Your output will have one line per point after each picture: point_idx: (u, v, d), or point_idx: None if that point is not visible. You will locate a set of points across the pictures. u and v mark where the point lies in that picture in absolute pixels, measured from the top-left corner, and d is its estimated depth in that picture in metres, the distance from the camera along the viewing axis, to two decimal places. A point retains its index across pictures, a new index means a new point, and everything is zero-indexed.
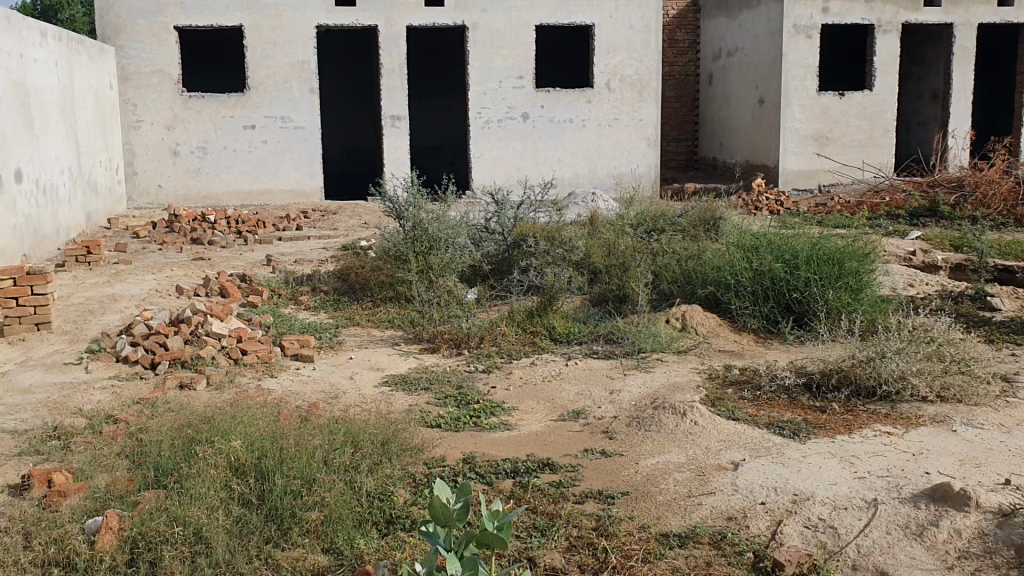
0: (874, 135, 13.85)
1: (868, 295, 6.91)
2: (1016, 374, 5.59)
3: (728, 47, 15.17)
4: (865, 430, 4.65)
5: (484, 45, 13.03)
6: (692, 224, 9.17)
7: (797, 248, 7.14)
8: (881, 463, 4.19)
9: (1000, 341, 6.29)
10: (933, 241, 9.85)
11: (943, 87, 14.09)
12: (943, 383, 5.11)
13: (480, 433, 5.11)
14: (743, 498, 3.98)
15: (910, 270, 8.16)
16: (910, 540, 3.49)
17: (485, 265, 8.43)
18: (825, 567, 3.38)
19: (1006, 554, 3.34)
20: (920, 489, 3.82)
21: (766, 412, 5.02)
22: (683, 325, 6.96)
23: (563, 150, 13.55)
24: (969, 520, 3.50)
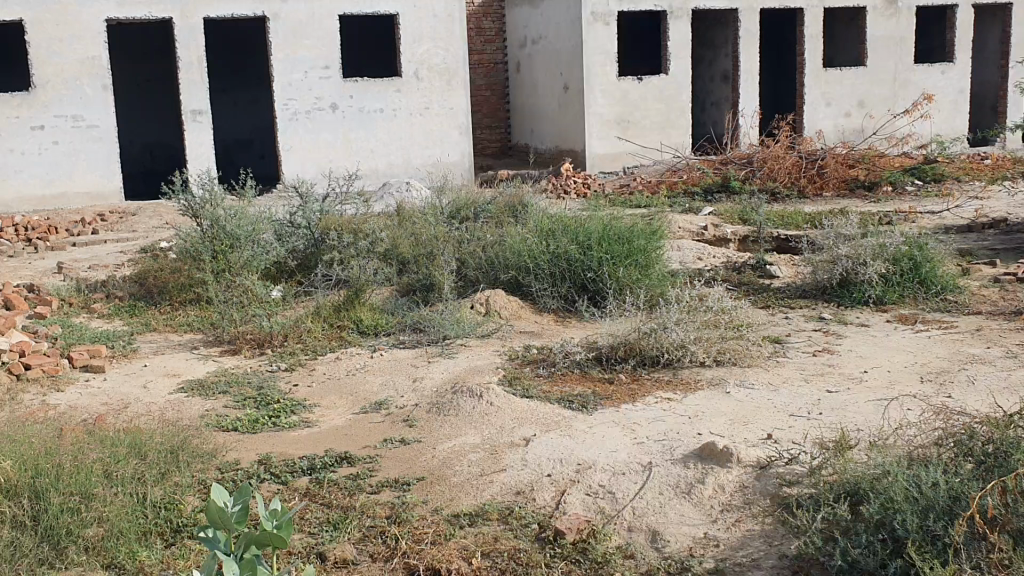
0: (671, 117, 14.51)
1: (657, 271, 7.25)
2: (787, 335, 6.02)
3: (531, 34, 15.45)
4: (647, 398, 4.91)
5: (286, 36, 12.74)
6: (500, 210, 9.27)
7: (590, 229, 7.44)
8: (660, 428, 4.43)
9: (775, 306, 6.77)
10: (723, 216, 10.43)
11: (732, 69, 14.87)
12: (719, 349, 5.46)
13: (278, 433, 5.04)
14: (531, 472, 4.12)
15: (700, 245, 8.61)
16: (679, 498, 3.76)
17: (290, 261, 8.25)
18: (601, 532, 3.61)
19: (762, 504, 3.64)
20: (690, 449, 4.08)
21: (559, 389, 5.20)
22: (487, 309, 7.09)
23: (374, 140, 13.45)
24: (732, 475, 3.79)
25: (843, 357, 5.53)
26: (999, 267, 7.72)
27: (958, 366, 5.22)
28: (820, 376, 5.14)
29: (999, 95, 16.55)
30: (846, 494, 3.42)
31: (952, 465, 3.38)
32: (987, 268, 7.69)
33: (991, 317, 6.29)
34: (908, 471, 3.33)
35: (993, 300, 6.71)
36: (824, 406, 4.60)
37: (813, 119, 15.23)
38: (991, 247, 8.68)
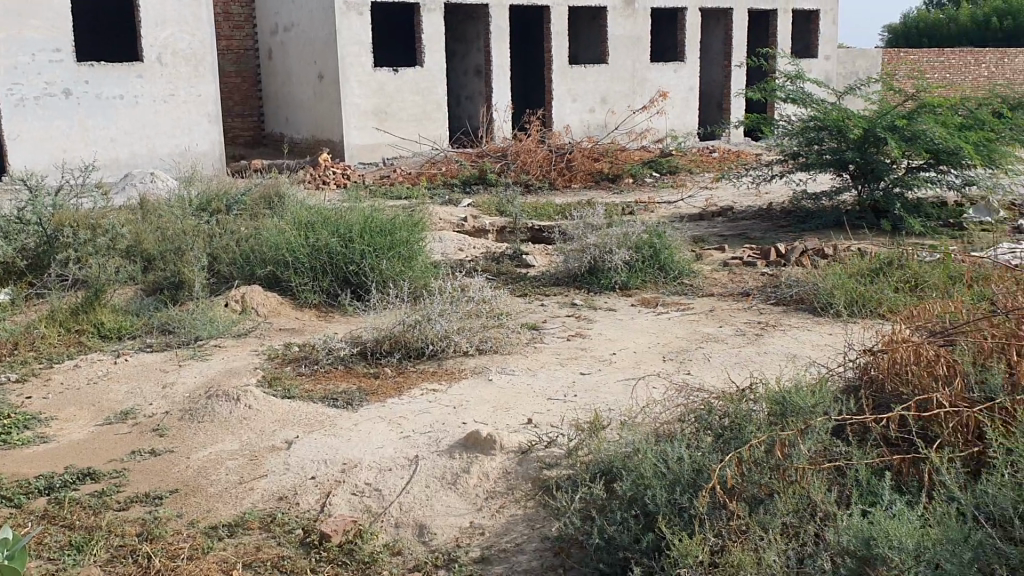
0: (428, 110, 14.61)
1: (419, 263, 7.24)
2: (544, 322, 6.23)
3: (283, 21, 14.98)
4: (412, 390, 4.91)
5: (10, 15, 11.53)
6: (255, 202, 8.92)
7: (350, 222, 7.32)
8: (425, 420, 4.45)
9: (531, 294, 6.99)
10: (480, 207, 10.63)
11: (485, 64, 15.13)
12: (480, 338, 5.56)
13: (10, 452, 4.59)
14: (293, 476, 4.01)
15: (459, 236, 8.75)
16: (445, 489, 3.81)
17: (20, 261, 7.52)
18: (368, 531, 3.60)
19: (524, 488, 3.75)
20: (454, 440, 4.13)
21: (322, 386, 5.10)
22: (243, 307, 6.82)
23: (114, 128, 12.57)
24: (495, 462, 3.87)
25: (594, 340, 5.81)
26: (727, 252, 8.38)
27: (696, 344, 5.63)
28: (574, 360, 5.36)
29: (724, 92, 17.89)
30: (601, 473, 3.57)
31: (694, 440, 3.60)
32: (717, 253, 8.33)
33: (722, 298, 6.81)
34: (657, 448, 3.52)
35: (723, 282, 7.28)
36: (579, 388, 4.80)
37: (561, 114, 15.80)
38: (720, 234, 9.41)
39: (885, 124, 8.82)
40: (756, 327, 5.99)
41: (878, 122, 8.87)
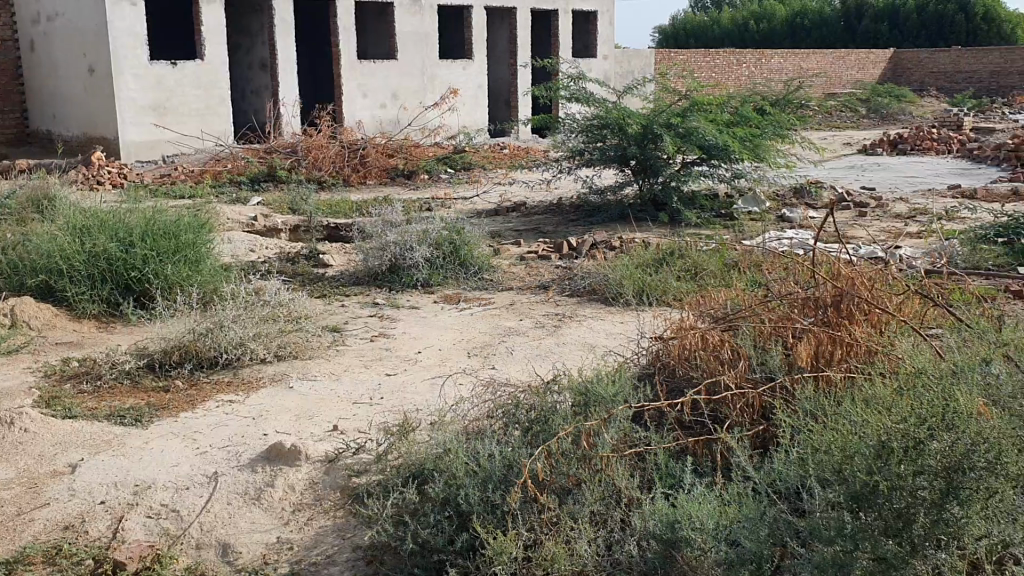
0: (211, 104, 14.01)
1: (208, 266, 6.89)
2: (345, 324, 6.11)
3: (45, 10, 13.89)
4: (209, 403, 4.68)
5: None
6: (21, 205, 8.23)
7: (131, 225, 6.87)
8: (223, 434, 4.25)
9: (330, 295, 6.85)
10: (272, 206, 10.30)
11: (270, 58, 14.61)
12: (279, 344, 5.36)
13: None
14: (80, 503, 3.73)
15: (251, 237, 8.46)
16: (249, 505, 3.67)
17: None
18: (166, 555, 3.41)
19: (333, 498, 3.66)
20: (256, 453, 4.00)
21: (108, 404, 4.74)
22: (12, 321, 6.24)
23: None
24: (301, 474, 3.78)
25: (398, 339, 5.75)
26: (524, 246, 8.53)
27: (498, 339, 5.69)
28: (377, 361, 5.28)
29: (511, 89, 18.23)
30: (411, 476, 3.53)
31: (501, 435, 3.62)
32: (513, 248, 8.46)
33: (521, 292, 6.93)
34: (466, 447, 3.52)
35: (521, 276, 7.40)
36: (384, 390, 4.73)
37: (351, 109, 15.47)
38: (515, 229, 9.58)
39: (662, 121, 9.30)
40: (554, 319, 6.13)
41: (655, 120, 9.35)
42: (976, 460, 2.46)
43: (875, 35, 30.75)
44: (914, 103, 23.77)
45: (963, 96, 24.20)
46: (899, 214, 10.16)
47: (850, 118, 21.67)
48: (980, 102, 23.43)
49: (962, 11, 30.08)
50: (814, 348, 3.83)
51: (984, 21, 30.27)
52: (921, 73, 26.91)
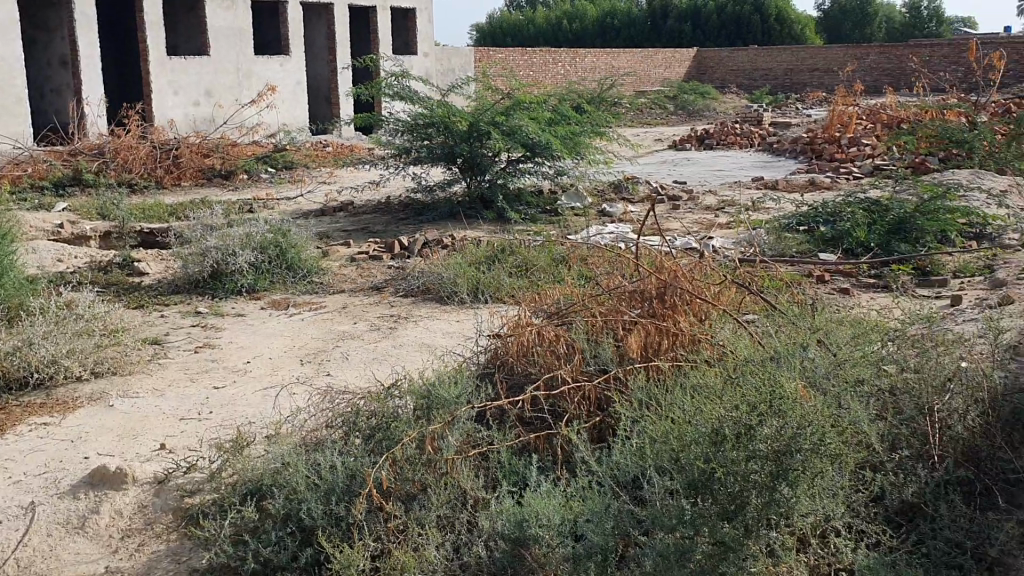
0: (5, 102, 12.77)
1: (12, 279, 6.36)
2: (167, 335, 5.84)
3: None
4: (19, 427, 4.34)
5: None
6: None
7: None
8: (38, 460, 3.96)
9: (149, 305, 6.53)
10: (79, 211, 9.69)
11: (71, 54, 13.71)
12: (95, 360, 5.04)
13: None
14: None
15: (58, 245, 7.94)
16: (72, 536, 3.46)
17: None
18: None
19: (165, 521, 3.48)
20: (78, 478, 3.76)
21: None
22: None
23: None
24: (129, 497, 3.58)
25: (225, 349, 5.53)
26: (353, 247, 8.41)
27: (332, 344, 5.59)
28: (205, 374, 5.07)
29: (331, 87, 17.89)
30: (248, 494, 3.41)
31: (342, 444, 3.55)
32: (342, 249, 8.33)
33: (352, 294, 6.82)
34: (305, 460, 3.43)
35: (352, 278, 7.28)
36: (214, 404, 4.54)
37: (161, 106, 14.65)
38: (342, 229, 9.42)
39: (487, 119, 9.37)
40: (389, 320, 6.06)
41: (481, 117, 9.40)
42: (801, 442, 2.59)
43: (680, 35, 32.20)
44: (719, 99, 25.04)
45: (761, 92, 25.69)
46: (710, 206, 10.69)
47: (661, 114, 22.58)
48: (777, 99, 24.97)
49: (758, 12, 31.94)
50: (644, 339, 3.95)
51: (777, 22, 32.25)
52: (723, 72, 28.37)
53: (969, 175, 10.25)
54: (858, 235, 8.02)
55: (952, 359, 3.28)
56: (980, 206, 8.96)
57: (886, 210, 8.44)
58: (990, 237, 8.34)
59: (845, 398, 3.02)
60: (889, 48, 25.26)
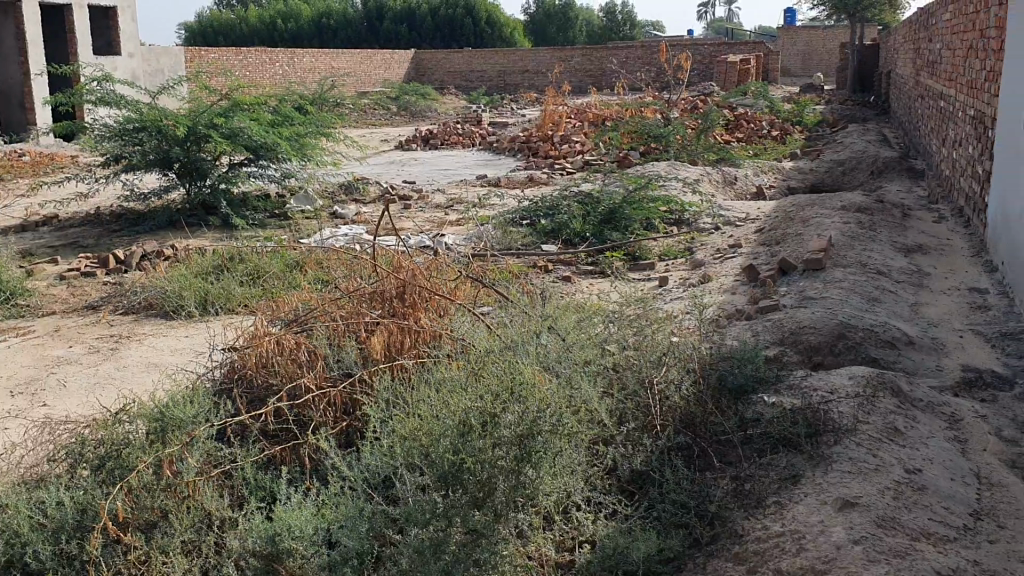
0: None
1: None
2: None
3: None
4: None
5: None
6: None
7: None
8: None
9: None
10: None
11: None
12: None
13: None
14: None
15: None
16: None
17: None
18: None
19: None
20: None
21: None
22: None
23: None
24: None
25: None
26: (63, 264, 7.77)
27: (47, 370, 5.14)
28: None
29: (23, 90, 16.30)
30: None
31: (68, 478, 3.29)
32: (50, 267, 7.66)
33: (65, 316, 6.30)
34: (27, 500, 3.15)
35: (64, 298, 6.72)
36: None
37: None
38: (47, 245, 8.66)
39: (204, 122, 8.95)
40: (109, 341, 5.67)
41: (197, 121, 8.96)
42: (541, 425, 2.71)
43: (397, 38, 32.53)
44: (438, 100, 25.53)
45: (478, 93, 26.50)
46: (439, 205, 10.92)
47: (384, 115, 22.69)
48: (493, 99, 25.86)
49: (470, 15, 32.89)
50: (386, 339, 3.98)
51: (488, 25, 33.40)
52: (441, 73, 28.96)
53: (667, 166, 11.17)
54: (575, 227, 8.51)
55: (667, 341, 3.63)
56: (679, 195, 9.81)
57: (599, 202, 9.01)
58: (687, 222, 9.16)
59: (576, 379, 3.21)
60: (592, 49, 26.94)
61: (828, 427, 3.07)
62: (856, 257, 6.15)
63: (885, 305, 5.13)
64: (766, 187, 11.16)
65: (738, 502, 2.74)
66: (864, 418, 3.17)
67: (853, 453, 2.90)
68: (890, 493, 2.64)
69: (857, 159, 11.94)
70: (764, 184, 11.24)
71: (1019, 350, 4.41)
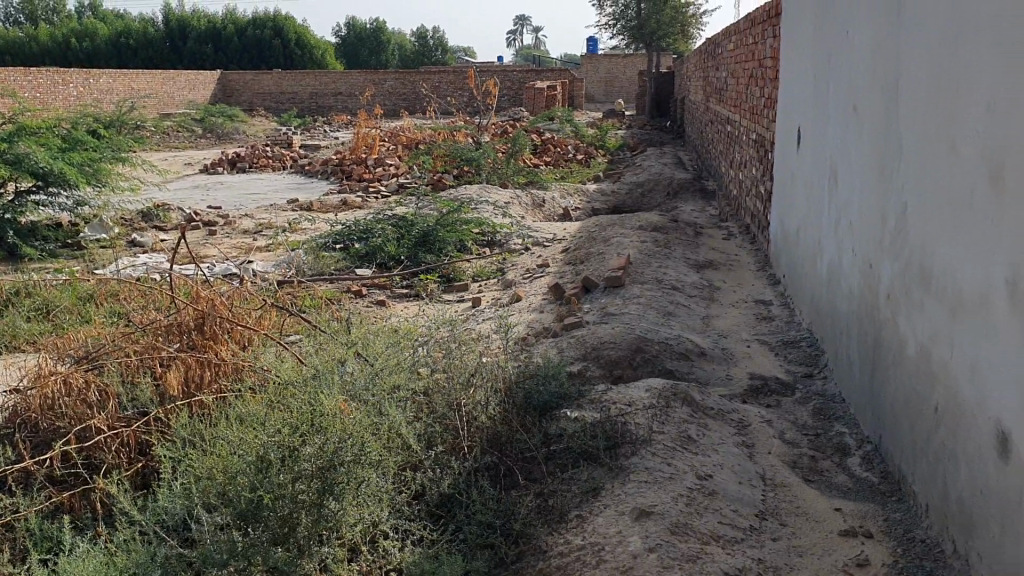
0: None
1: None
2: None
3: None
4: None
5: None
6: None
7: None
8: None
9: None
10: None
11: None
12: None
13: None
14: None
15: None
16: None
17: None
18: None
19: None
20: None
21: None
22: None
23: None
24: None
25: None
26: None
27: None
28: None
29: None
30: None
31: None
32: None
33: None
34: None
35: None
36: None
37: None
38: None
39: None
40: None
41: None
42: (344, 455, 2.67)
43: (202, 58, 31.50)
44: (247, 122, 24.87)
45: (288, 115, 26.01)
46: (247, 230, 10.63)
47: (189, 137, 21.87)
48: (303, 121, 25.45)
49: (278, 36, 32.28)
50: (184, 374, 3.81)
51: (297, 47, 32.89)
52: (249, 95, 28.22)
53: (478, 189, 11.33)
54: (390, 250, 8.47)
55: (474, 365, 3.68)
56: (489, 216, 9.97)
57: (412, 225, 9.02)
58: (498, 243, 9.32)
59: (383, 405, 3.19)
60: (404, 73, 27.03)
61: (627, 439, 3.19)
62: (654, 274, 6.45)
63: (679, 319, 5.41)
64: (572, 208, 11.54)
65: (542, 519, 2.79)
66: (659, 429, 3.32)
67: (650, 463, 3.02)
68: (683, 500, 2.77)
69: (656, 181, 12.54)
70: (570, 206, 11.61)
71: (799, 357, 4.76)
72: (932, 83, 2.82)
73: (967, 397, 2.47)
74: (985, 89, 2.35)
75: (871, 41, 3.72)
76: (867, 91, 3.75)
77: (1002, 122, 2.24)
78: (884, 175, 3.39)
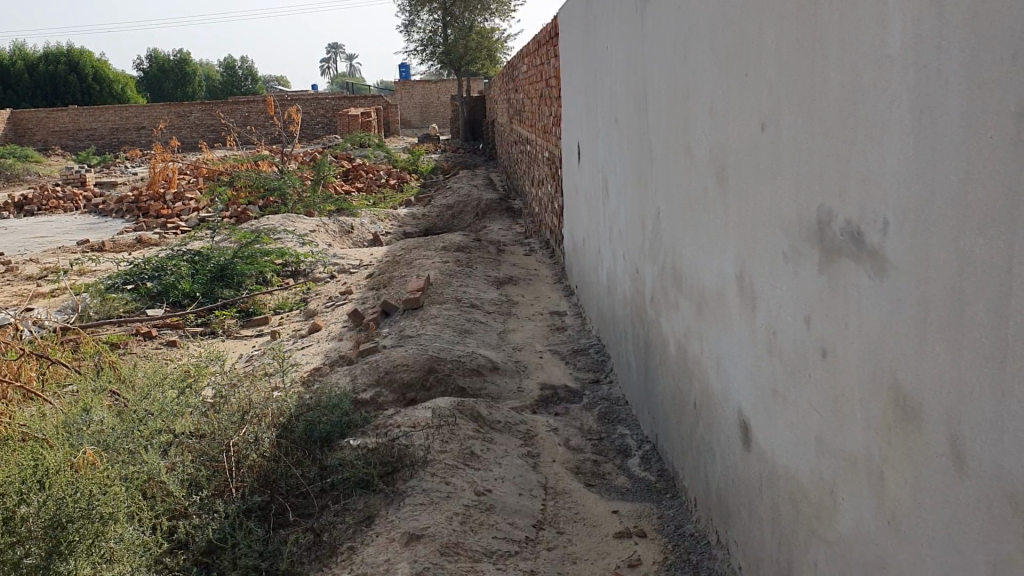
0: None
1: None
2: None
3: None
4: None
5: None
6: None
7: None
8: None
9: None
10: None
11: None
12: None
13: None
14: None
15: None
16: None
17: None
18: None
19: None
20: None
21: None
22: None
23: None
24: None
25: None
26: None
27: None
28: None
29: None
30: None
31: None
32: None
33: None
34: None
35: None
36: None
37: None
38: None
39: None
40: None
41: None
42: (69, 512, 2.48)
43: None
44: (39, 161, 23.30)
45: (86, 153, 24.54)
46: (31, 275, 9.91)
47: None
48: (102, 157, 24.08)
49: (72, 70, 30.44)
50: None
51: (94, 81, 31.04)
52: (43, 133, 26.47)
53: (281, 218, 11.01)
54: (183, 286, 8.04)
55: (247, 403, 3.51)
56: (292, 246, 9.68)
57: (208, 258, 8.62)
58: (303, 272, 9.04)
59: (140, 453, 3.00)
60: (209, 104, 26.02)
61: (405, 463, 3.10)
62: (452, 292, 6.43)
63: (474, 336, 5.41)
64: (382, 233, 11.39)
65: (312, 556, 2.69)
66: (441, 447, 3.25)
67: (426, 484, 2.95)
68: (456, 518, 2.74)
69: (464, 203, 12.56)
70: (379, 231, 11.46)
71: (587, 364, 4.84)
72: (670, 88, 2.91)
73: (715, 390, 2.56)
74: (708, 95, 2.45)
75: (625, 53, 3.82)
76: (625, 102, 3.85)
77: (722, 123, 2.32)
78: (642, 179, 3.48)
